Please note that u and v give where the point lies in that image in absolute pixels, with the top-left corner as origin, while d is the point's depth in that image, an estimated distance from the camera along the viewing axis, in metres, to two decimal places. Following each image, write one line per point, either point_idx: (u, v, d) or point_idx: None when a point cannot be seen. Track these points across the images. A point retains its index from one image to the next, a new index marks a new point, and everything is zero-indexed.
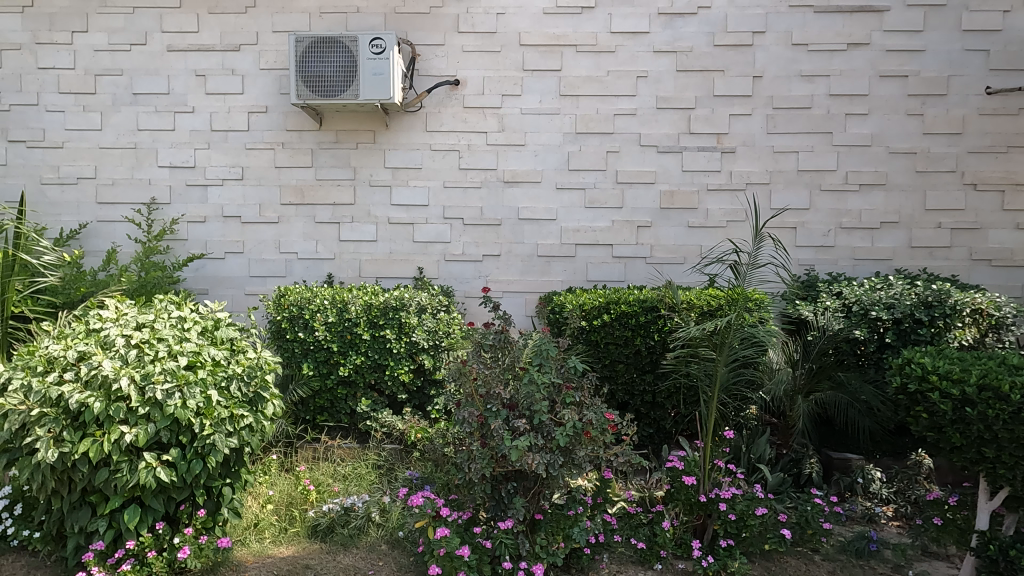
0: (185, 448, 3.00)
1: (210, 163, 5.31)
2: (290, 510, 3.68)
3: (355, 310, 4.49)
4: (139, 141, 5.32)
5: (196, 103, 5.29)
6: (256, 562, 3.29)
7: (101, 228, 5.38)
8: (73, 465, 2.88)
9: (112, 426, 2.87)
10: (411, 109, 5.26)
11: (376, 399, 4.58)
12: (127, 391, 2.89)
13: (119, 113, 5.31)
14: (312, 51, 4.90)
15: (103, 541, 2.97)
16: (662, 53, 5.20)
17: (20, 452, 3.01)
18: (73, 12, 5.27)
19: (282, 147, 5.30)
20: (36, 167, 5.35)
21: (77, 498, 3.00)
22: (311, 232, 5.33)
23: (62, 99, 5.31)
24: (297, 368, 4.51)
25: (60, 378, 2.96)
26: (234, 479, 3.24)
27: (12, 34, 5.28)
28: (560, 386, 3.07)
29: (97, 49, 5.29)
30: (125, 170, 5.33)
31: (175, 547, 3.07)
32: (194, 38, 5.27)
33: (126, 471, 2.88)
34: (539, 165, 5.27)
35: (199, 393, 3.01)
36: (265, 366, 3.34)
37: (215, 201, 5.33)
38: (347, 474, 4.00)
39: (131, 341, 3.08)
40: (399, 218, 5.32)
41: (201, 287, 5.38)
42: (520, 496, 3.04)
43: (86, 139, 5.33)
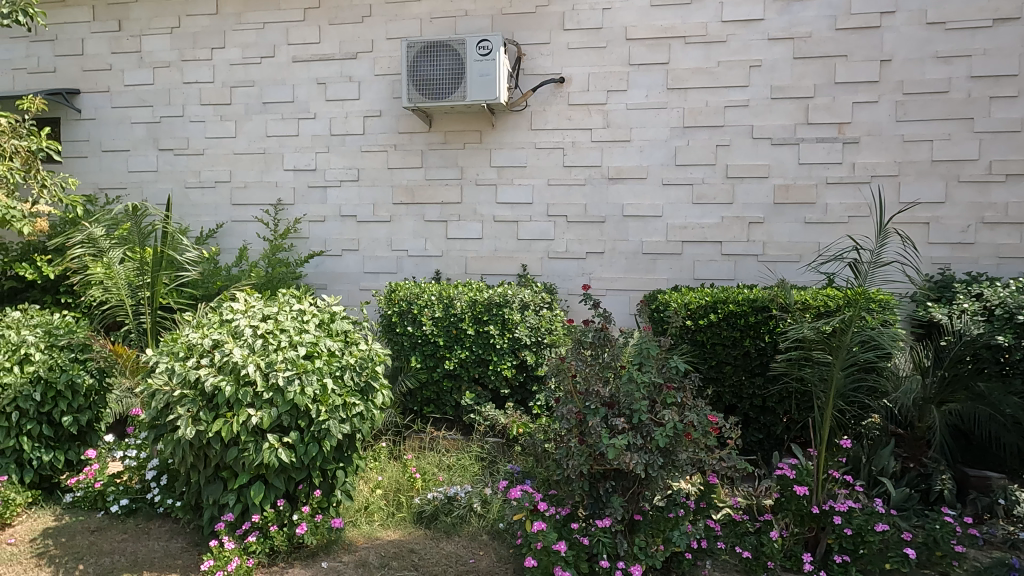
0: (303, 431, 3.23)
1: (330, 165, 5.64)
2: (398, 496, 3.86)
3: (460, 305, 4.62)
4: (267, 147, 5.74)
5: (317, 109, 5.64)
6: (366, 544, 3.47)
7: (235, 227, 5.86)
8: (209, 443, 3.16)
9: (240, 408, 3.12)
10: (516, 108, 5.34)
11: (480, 393, 4.67)
12: (253, 377, 3.14)
13: (251, 121, 5.76)
14: (423, 56, 5.09)
15: (233, 513, 3.23)
16: (779, 40, 4.95)
17: (165, 429, 3.35)
18: (213, 30, 5.79)
19: (395, 149, 5.53)
20: (181, 173, 5.92)
21: (212, 473, 3.29)
22: (421, 230, 5.53)
23: (203, 111, 5.85)
24: (405, 362, 4.71)
25: (198, 363, 3.25)
26: (347, 463, 3.46)
27: (163, 53, 5.90)
28: (660, 386, 3.00)
29: (232, 63, 5.77)
30: (256, 173, 5.77)
31: (294, 523, 3.28)
32: (316, 48, 5.62)
33: (253, 450, 3.12)
34: (645, 160, 5.17)
35: (316, 380, 3.23)
36: (376, 357, 3.55)
37: (333, 201, 5.66)
38: (451, 464, 4.17)
39: (258, 331, 3.35)
40: (505, 216, 5.40)
41: (321, 282, 5.74)
42: (618, 495, 3.06)
43: (223, 146, 5.83)
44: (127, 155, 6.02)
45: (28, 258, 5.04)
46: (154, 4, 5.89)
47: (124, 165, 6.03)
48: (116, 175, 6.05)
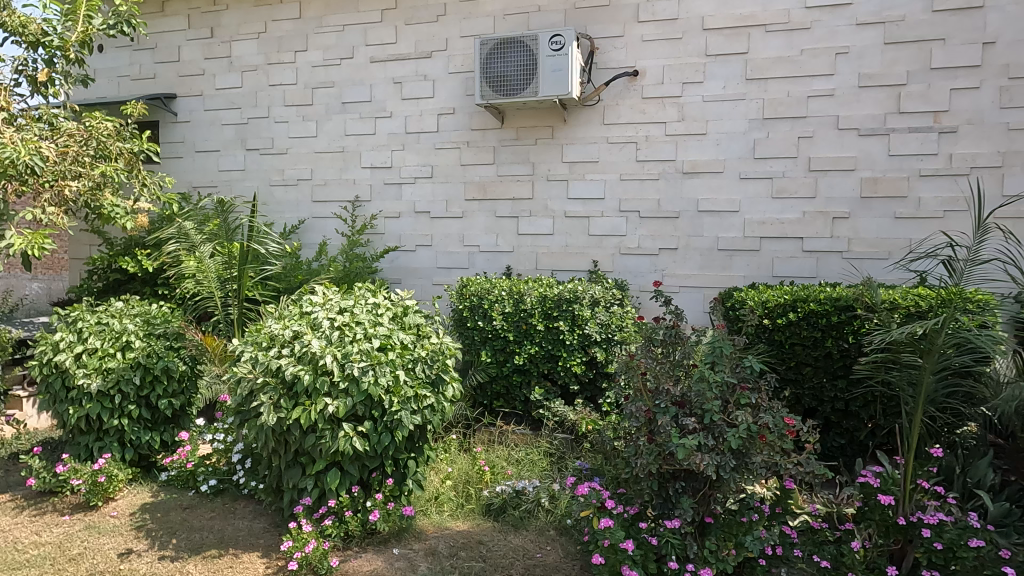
0: (377, 421, 3.34)
1: (405, 163, 5.77)
2: (467, 488, 3.92)
3: (530, 301, 4.63)
4: (345, 146, 5.94)
5: (393, 108, 5.78)
6: (436, 533, 3.54)
7: (315, 223, 6.09)
8: (289, 429, 3.31)
9: (318, 397, 3.25)
10: (588, 103, 5.30)
11: (549, 388, 4.67)
12: (330, 367, 3.26)
13: (331, 120, 5.97)
14: (496, 53, 5.11)
15: (311, 497, 3.37)
16: (867, 25, 4.69)
17: (249, 415, 3.52)
18: (296, 34, 6.03)
19: (468, 146, 5.60)
20: (266, 171, 6.21)
21: (292, 459, 3.44)
22: (493, 226, 5.57)
23: (287, 111, 6.10)
24: (476, 356, 4.77)
25: (279, 352, 3.40)
26: (419, 453, 3.57)
27: (251, 57, 6.19)
28: (733, 386, 2.91)
29: (314, 65, 5.99)
30: (335, 171, 5.98)
31: (368, 509, 3.39)
32: (393, 49, 5.76)
33: (329, 438, 3.24)
34: (722, 153, 5.02)
35: (389, 372, 3.33)
36: (447, 351, 3.62)
37: (408, 198, 5.79)
38: (520, 459, 4.21)
39: (335, 323, 3.47)
40: (576, 211, 5.37)
41: (396, 276, 5.89)
42: (688, 496, 2.97)
43: (305, 145, 6.07)
44: (218, 155, 6.36)
45: (130, 252, 5.43)
46: (243, 11, 6.20)
47: (215, 165, 6.38)
48: (208, 174, 6.41)
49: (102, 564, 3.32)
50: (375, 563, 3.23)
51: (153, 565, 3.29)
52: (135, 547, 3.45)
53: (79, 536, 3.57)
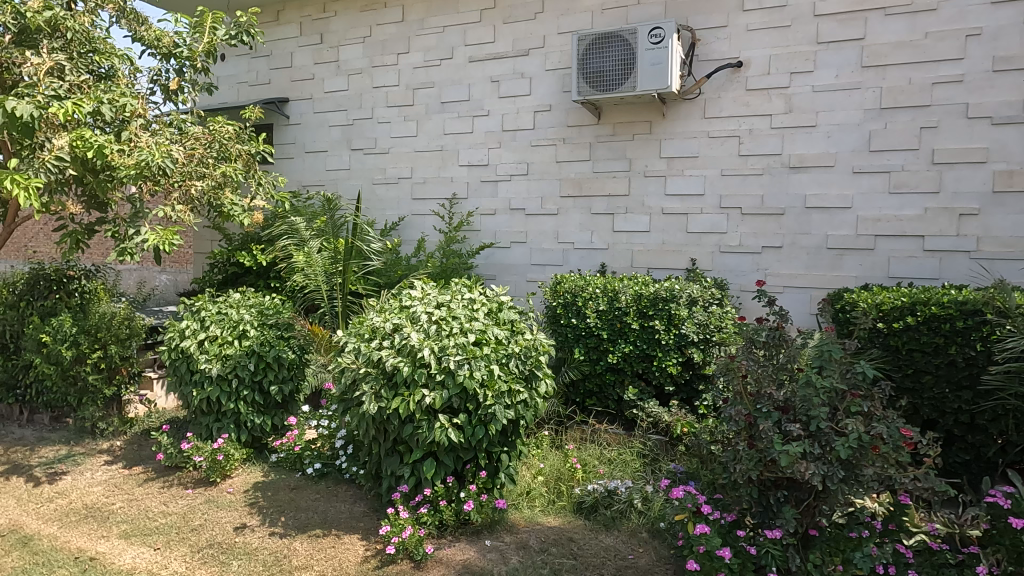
0: (471, 414, 3.40)
1: (502, 160, 5.84)
2: (559, 485, 3.93)
3: (625, 299, 4.57)
4: (444, 144, 6.08)
5: (491, 106, 5.86)
6: (527, 527, 3.57)
7: (415, 220, 6.28)
8: (388, 418, 3.43)
9: (416, 388, 3.35)
10: (689, 96, 5.15)
11: (643, 388, 4.60)
12: (428, 359, 3.35)
13: (431, 120, 6.13)
14: (594, 48, 5.06)
15: (408, 485, 3.48)
16: (1004, 4, 4.28)
17: (351, 403, 3.69)
18: (400, 37, 6.24)
19: (563, 143, 5.59)
20: (369, 170, 6.47)
21: (390, 447, 3.57)
22: (588, 223, 5.54)
23: (389, 112, 6.33)
24: (569, 353, 4.76)
25: (380, 344, 3.54)
26: (511, 448, 3.62)
27: (356, 61, 6.47)
28: (844, 393, 2.75)
29: (415, 66, 6.18)
30: (434, 169, 6.14)
31: (462, 500, 3.47)
32: (491, 48, 5.84)
33: (426, 429, 3.33)
34: (833, 147, 4.74)
35: (484, 366, 3.38)
36: (540, 347, 3.64)
37: (504, 195, 5.85)
38: (612, 458, 4.16)
39: (433, 317, 3.57)
40: (674, 208, 5.24)
41: (491, 273, 5.98)
42: (791, 506, 2.84)
43: (406, 144, 6.27)
44: (325, 155, 6.69)
45: (246, 247, 5.80)
46: (350, 16, 6.48)
47: (323, 165, 6.71)
48: (316, 174, 6.76)
49: (219, 535, 3.57)
50: (468, 553, 3.29)
51: (265, 540, 3.51)
52: (248, 522, 3.69)
53: (200, 509, 3.86)
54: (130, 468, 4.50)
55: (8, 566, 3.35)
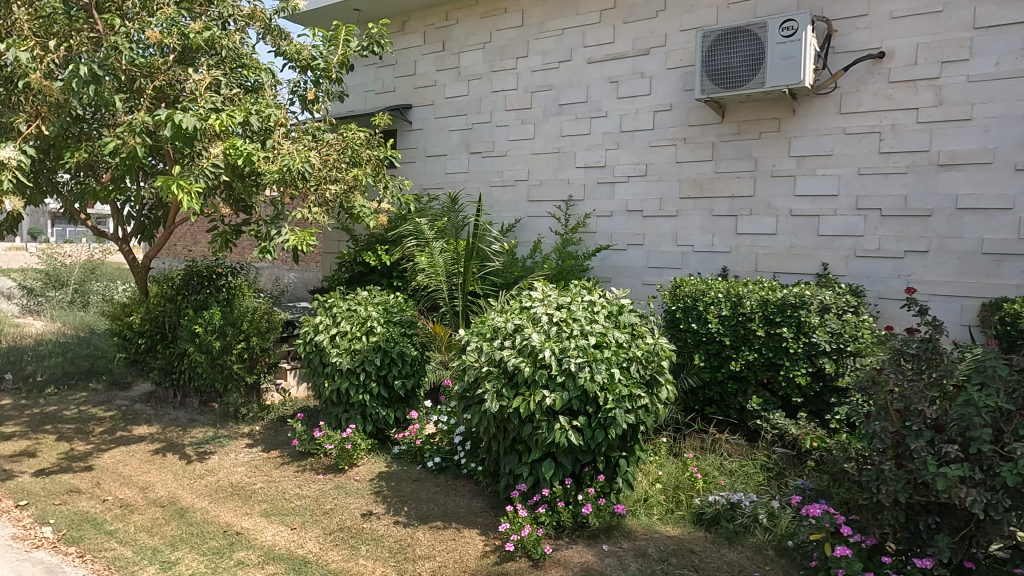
0: (591, 417, 3.39)
1: (619, 161, 5.78)
2: (678, 494, 3.83)
3: (750, 305, 4.37)
4: (561, 146, 6.10)
5: (609, 107, 5.81)
6: (645, 534, 3.50)
7: (531, 222, 6.34)
8: (509, 417, 3.48)
9: (536, 389, 3.37)
10: (823, 91, 4.86)
11: (768, 399, 4.40)
12: (549, 360, 3.37)
13: (548, 122, 6.18)
14: (719, 44, 4.89)
15: (526, 484, 3.51)
16: None
17: (472, 400, 3.78)
18: (519, 41, 6.33)
19: (684, 143, 5.44)
20: (487, 173, 6.61)
21: (509, 446, 3.62)
22: (709, 225, 5.36)
23: (507, 116, 6.44)
24: (688, 360, 4.62)
25: (502, 344, 3.60)
26: (629, 453, 3.57)
27: (477, 66, 6.63)
28: (1010, 413, 2.50)
29: (534, 69, 6.24)
30: (551, 171, 6.17)
31: (580, 503, 3.46)
32: (610, 48, 5.79)
33: (545, 430, 3.35)
34: (991, 141, 4.31)
35: (605, 369, 3.37)
36: (662, 352, 3.58)
37: (621, 197, 5.79)
38: (734, 470, 4.02)
39: (554, 318, 3.59)
40: (804, 209, 4.96)
41: (607, 275, 5.94)
42: (944, 534, 2.61)
43: (523, 147, 6.35)
44: (445, 159, 6.90)
45: (372, 247, 6.09)
46: (471, 23, 6.66)
47: (443, 168, 6.94)
48: (436, 177, 7.00)
49: (349, 520, 3.77)
50: (586, 556, 3.27)
51: (389, 527, 3.66)
52: (374, 510, 3.87)
53: (330, 494, 4.10)
54: (269, 451, 4.85)
55: (168, 534, 3.71)
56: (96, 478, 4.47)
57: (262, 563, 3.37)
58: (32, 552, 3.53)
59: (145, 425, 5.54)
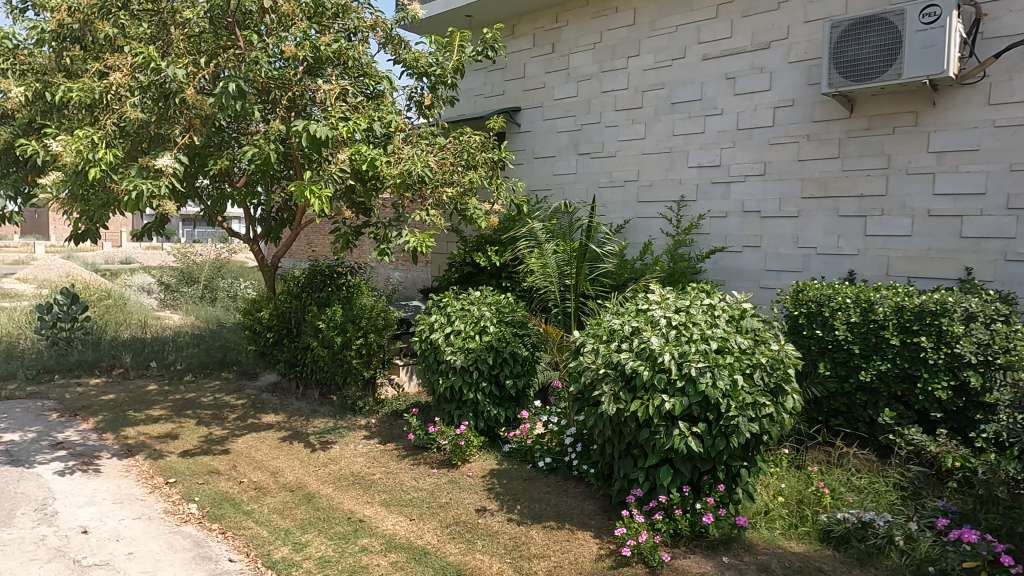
0: (711, 424, 3.29)
1: (735, 160, 5.58)
2: (802, 509, 3.66)
3: (883, 312, 4.11)
4: (673, 146, 5.97)
5: (725, 105, 5.63)
6: (767, 549, 3.36)
7: (640, 223, 6.25)
8: (625, 420, 3.44)
9: (655, 393, 3.31)
10: (969, 81, 4.48)
11: (903, 412, 4.10)
12: (668, 364, 3.31)
13: (660, 121, 6.06)
14: (850, 34, 4.61)
15: (642, 489, 3.46)
16: None
17: (587, 402, 3.76)
18: (630, 40, 6.26)
19: (807, 140, 5.18)
20: (595, 174, 6.58)
21: (624, 449, 3.57)
22: (834, 226, 5.08)
23: (617, 116, 6.38)
24: (812, 368, 4.37)
25: (619, 346, 3.57)
26: (751, 463, 3.44)
27: (586, 67, 6.61)
28: None
29: (645, 68, 6.15)
30: (662, 172, 6.06)
31: (698, 512, 3.37)
32: (727, 43, 5.61)
33: (664, 435, 3.28)
34: None
35: (728, 375, 3.26)
36: (788, 359, 3.43)
37: (737, 197, 5.59)
38: (863, 487, 3.80)
39: (672, 322, 3.53)
40: (943, 209, 4.59)
41: (720, 277, 5.76)
42: None
43: (633, 147, 6.26)
44: (553, 160, 6.93)
45: (482, 248, 6.21)
46: (581, 24, 6.66)
47: (550, 169, 6.97)
48: (544, 178, 7.04)
49: (464, 515, 3.86)
50: (704, 567, 3.18)
51: (504, 524, 3.72)
52: (488, 507, 3.94)
53: (445, 488, 4.21)
54: (385, 444, 5.06)
55: (298, 517, 3.94)
56: (232, 462, 4.83)
57: (385, 551, 3.51)
58: (181, 526, 3.85)
59: (272, 413, 5.92)
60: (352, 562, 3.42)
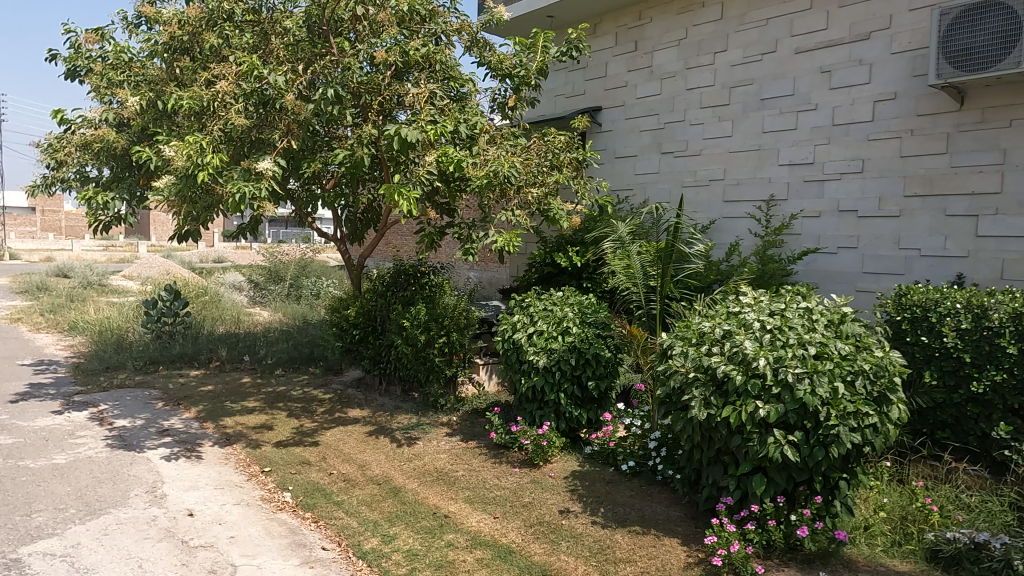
0: (809, 433, 3.15)
1: (830, 157, 5.33)
2: (907, 526, 3.45)
3: (998, 319, 3.82)
4: (763, 144, 5.77)
5: (819, 100, 5.39)
6: (868, 567, 3.19)
7: (726, 224, 6.08)
8: (716, 426, 3.34)
9: (748, 399, 3.21)
10: None
11: (1020, 427, 3.80)
12: (763, 370, 3.19)
13: (748, 118, 5.87)
14: (962, 21, 4.32)
15: (732, 498, 3.35)
16: None
17: (674, 406, 3.69)
18: (717, 35, 6.10)
19: (911, 135, 4.89)
20: (679, 173, 6.44)
21: (713, 456, 3.47)
22: (940, 226, 4.76)
23: (702, 113, 6.22)
24: (917, 377, 4.10)
25: (710, 350, 3.48)
26: (851, 476, 3.27)
27: (671, 64, 6.49)
28: None
29: (733, 64, 5.98)
30: (750, 170, 5.86)
31: (793, 524, 3.23)
32: (823, 36, 5.38)
33: (757, 442, 3.17)
34: None
35: (828, 383, 3.12)
36: (893, 367, 3.25)
37: (831, 195, 5.35)
38: (974, 505, 3.57)
39: (767, 326, 3.42)
40: None
41: (813, 280, 5.52)
42: None
43: (719, 145, 6.09)
44: (635, 160, 6.84)
45: (563, 248, 6.20)
46: (666, 21, 6.54)
47: (632, 169, 6.88)
48: (625, 178, 6.96)
49: (547, 515, 3.86)
50: None
51: (588, 527, 3.69)
52: (571, 508, 3.93)
53: (528, 488, 4.23)
54: (467, 441, 5.13)
55: (386, 510, 4.05)
56: (322, 453, 5.02)
57: (470, 547, 3.55)
58: (276, 513, 4.03)
59: (357, 408, 6.11)
60: (439, 556, 3.48)
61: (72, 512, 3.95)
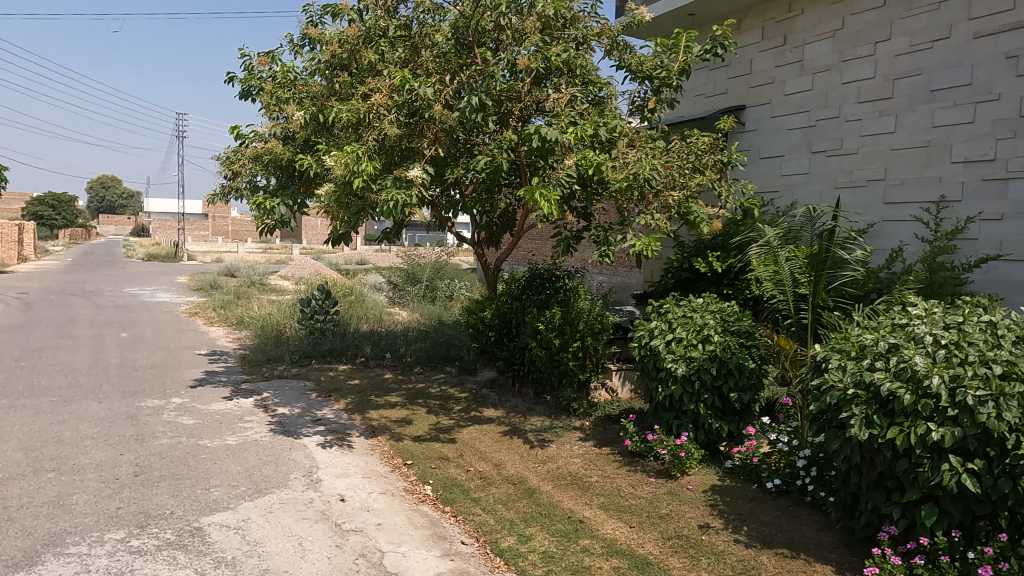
0: (992, 462, 2.81)
1: (1016, 153, 4.74)
2: None
3: None
4: (932, 139, 5.25)
5: (1003, 88, 4.82)
6: None
7: (887, 227, 5.59)
8: (879, 448, 3.07)
9: (919, 420, 2.92)
10: None
11: None
12: (937, 389, 2.89)
13: (915, 112, 5.36)
14: None
15: (897, 527, 3.06)
16: None
17: (829, 423, 3.43)
18: (879, 24, 5.64)
19: None
20: (832, 173, 6.01)
21: (875, 480, 3.18)
22: None
23: (860, 108, 5.77)
24: None
25: (872, 364, 3.20)
26: None
27: (825, 57, 6.08)
28: None
29: (898, 53, 5.49)
30: (916, 168, 5.35)
31: (972, 562, 2.89)
32: (1008, 17, 4.80)
33: (929, 469, 2.88)
34: None
35: (1017, 407, 2.77)
36: None
37: (1017, 195, 4.75)
38: None
39: (941, 340, 3.11)
40: None
41: (993, 290, 4.93)
42: None
43: (880, 142, 5.62)
44: (782, 160, 6.46)
45: (702, 253, 5.99)
46: (820, 12, 6.15)
47: (778, 170, 6.52)
48: (771, 179, 6.61)
49: (687, 529, 3.74)
50: None
51: (731, 545, 3.53)
52: (712, 523, 3.77)
53: (665, 499, 4.12)
54: (600, 447, 5.08)
55: (521, 510, 4.11)
56: (459, 450, 5.19)
57: (607, 554, 3.51)
58: (418, 505, 4.22)
59: (492, 408, 6.26)
60: (575, 561, 3.47)
61: (243, 489, 4.37)
